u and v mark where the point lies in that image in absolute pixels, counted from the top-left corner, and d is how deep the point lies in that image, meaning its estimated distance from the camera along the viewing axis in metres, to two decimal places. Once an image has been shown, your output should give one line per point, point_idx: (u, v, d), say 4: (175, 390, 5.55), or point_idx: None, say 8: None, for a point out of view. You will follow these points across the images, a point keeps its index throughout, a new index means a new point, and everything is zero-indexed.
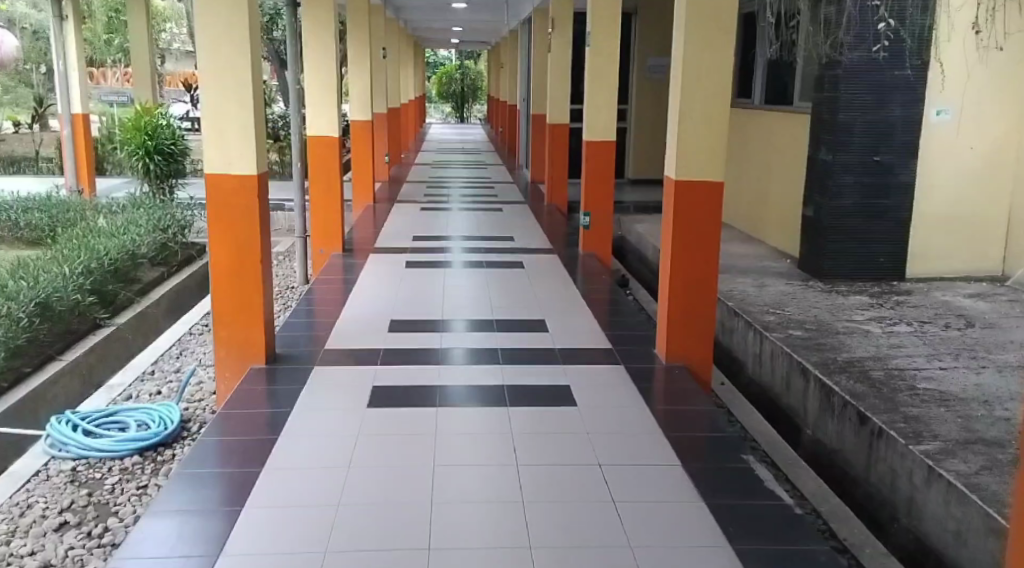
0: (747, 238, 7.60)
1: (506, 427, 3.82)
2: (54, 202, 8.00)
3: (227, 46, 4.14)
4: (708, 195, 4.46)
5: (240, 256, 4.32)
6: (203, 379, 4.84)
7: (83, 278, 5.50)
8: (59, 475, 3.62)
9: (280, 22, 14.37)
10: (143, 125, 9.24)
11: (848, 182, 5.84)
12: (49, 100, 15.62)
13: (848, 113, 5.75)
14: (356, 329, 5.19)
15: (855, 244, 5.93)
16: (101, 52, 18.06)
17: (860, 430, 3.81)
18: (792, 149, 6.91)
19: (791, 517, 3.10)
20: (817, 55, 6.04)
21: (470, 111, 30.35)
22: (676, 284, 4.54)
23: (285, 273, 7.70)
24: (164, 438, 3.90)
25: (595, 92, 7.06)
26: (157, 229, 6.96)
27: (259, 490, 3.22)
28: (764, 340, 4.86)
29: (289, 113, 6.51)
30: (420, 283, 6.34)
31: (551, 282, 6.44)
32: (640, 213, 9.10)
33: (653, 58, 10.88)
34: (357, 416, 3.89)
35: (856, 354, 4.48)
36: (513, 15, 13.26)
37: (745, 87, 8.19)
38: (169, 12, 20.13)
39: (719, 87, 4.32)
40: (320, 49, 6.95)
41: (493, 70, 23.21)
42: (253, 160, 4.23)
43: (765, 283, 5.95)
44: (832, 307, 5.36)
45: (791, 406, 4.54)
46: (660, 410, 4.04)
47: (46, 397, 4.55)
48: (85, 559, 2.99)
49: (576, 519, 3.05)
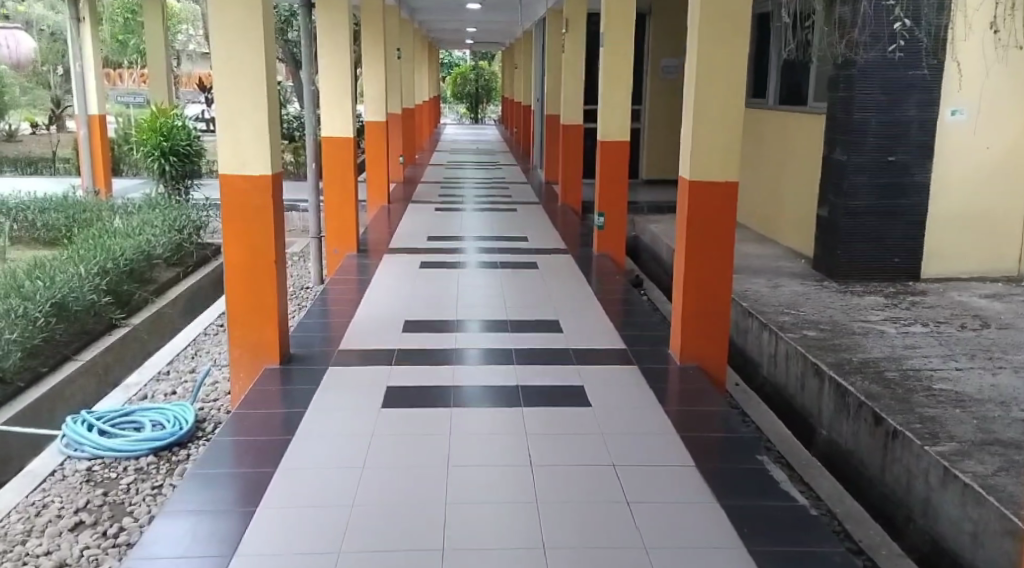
0: (761, 238, 7.56)
1: (520, 427, 3.81)
2: (70, 203, 8.06)
3: (243, 44, 4.13)
4: (722, 196, 4.43)
5: (256, 256, 4.33)
6: (219, 379, 4.86)
7: (99, 278, 5.52)
8: (75, 475, 3.64)
9: (294, 22, 14.54)
10: (158, 125, 9.27)
11: (863, 182, 5.79)
12: (66, 101, 15.71)
13: (863, 113, 5.69)
14: (372, 329, 5.20)
15: (870, 244, 5.88)
16: (118, 53, 18.15)
17: (875, 431, 3.77)
18: (807, 149, 6.87)
19: (807, 518, 3.07)
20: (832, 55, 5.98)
21: (485, 111, 30.44)
22: (689, 284, 4.51)
23: (301, 273, 7.74)
24: (180, 439, 3.91)
25: (609, 93, 7.03)
26: (173, 230, 7.00)
27: (274, 491, 3.22)
28: (779, 341, 4.83)
29: (306, 114, 6.52)
30: (435, 284, 6.35)
31: (566, 283, 6.43)
32: (654, 213, 9.07)
33: (667, 59, 10.84)
34: (372, 416, 3.89)
35: (871, 355, 4.44)
36: (528, 15, 13.26)
37: (759, 88, 8.16)
38: (185, 13, 20.27)
39: (734, 87, 4.29)
40: (333, 50, 6.95)
41: (507, 69, 23.22)
42: (268, 160, 4.23)
43: (780, 283, 5.90)
44: (847, 308, 5.32)
45: (806, 407, 4.51)
46: (674, 410, 4.02)
47: (63, 396, 4.56)
48: (100, 559, 3.00)
49: (591, 520, 3.03)
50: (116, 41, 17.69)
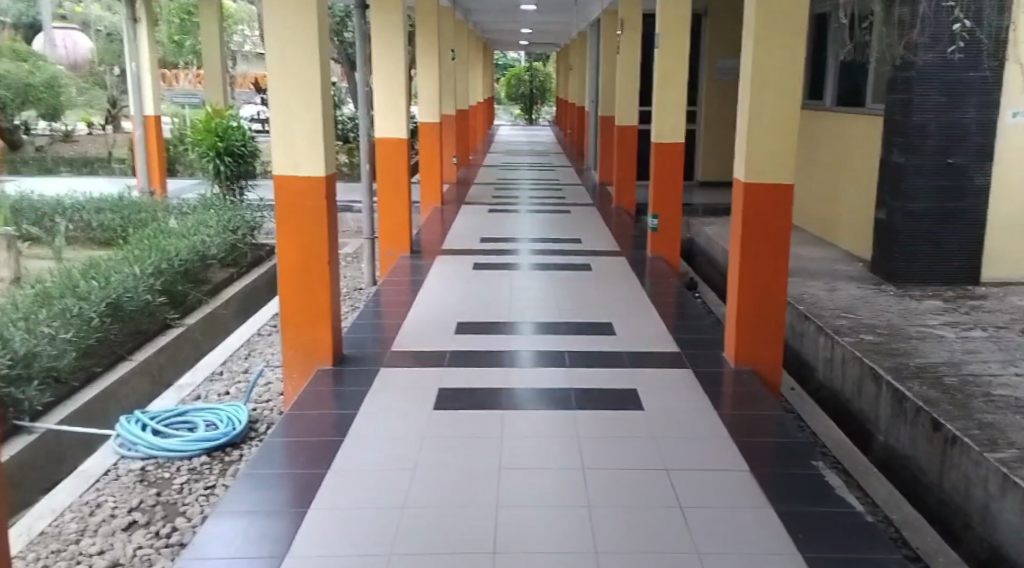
0: (818, 241, 7.31)
1: (572, 431, 3.71)
2: (128, 203, 8.20)
3: (297, 46, 4.12)
4: (781, 197, 4.27)
5: (307, 256, 4.32)
6: (272, 379, 4.86)
7: (153, 279, 5.57)
8: (129, 475, 3.65)
9: (348, 24, 14.61)
10: (213, 126, 9.35)
11: (922, 184, 5.54)
12: (123, 101, 15.99)
13: (922, 114, 5.45)
14: (421, 331, 5.15)
15: (929, 248, 5.63)
16: (178, 55, 18.49)
17: (933, 437, 3.57)
18: (865, 150, 6.62)
19: (866, 526, 2.91)
20: (889, 56, 5.75)
21: (538, 113, 30.34)
22: (744, 286, 4.35)
23: (353, 274, 7.74)
24: (233, 439, 3.91)
25: (663, 93, 6.87)
26: (228, 231, 7.05)
27: (323, 491, 3.18)
28: (835, 345, 4.64)
29: (358, 116, 6.50)
30: (486, 286, 6.28)
31: (619, 285, 6.29)
32: (708, 215, 8.87)
33: (721, 59, 10.62)
34: (421, 418, 3.84)
35: (930, 359, 4.23)
36: (582, 15, 13.13)
37: (816, 88, 7.92)
38: (240, 14, 20.58)
39: (793, 86, 4.12)
40: (386, 51, 6.92)
41: (561, 71, 23.07)
42: (322, 162, 4.21)
43: (836, 287, 5.69)
44: (905, 311, 5.09)
45: (862, 412, 4.31)
46: (728, 415, 3.88)
47: (116, 396, 4.60)
48: (153, 559, 2.99)
49: (643, 525, 2.92)
50: (174, 42, 18.00)
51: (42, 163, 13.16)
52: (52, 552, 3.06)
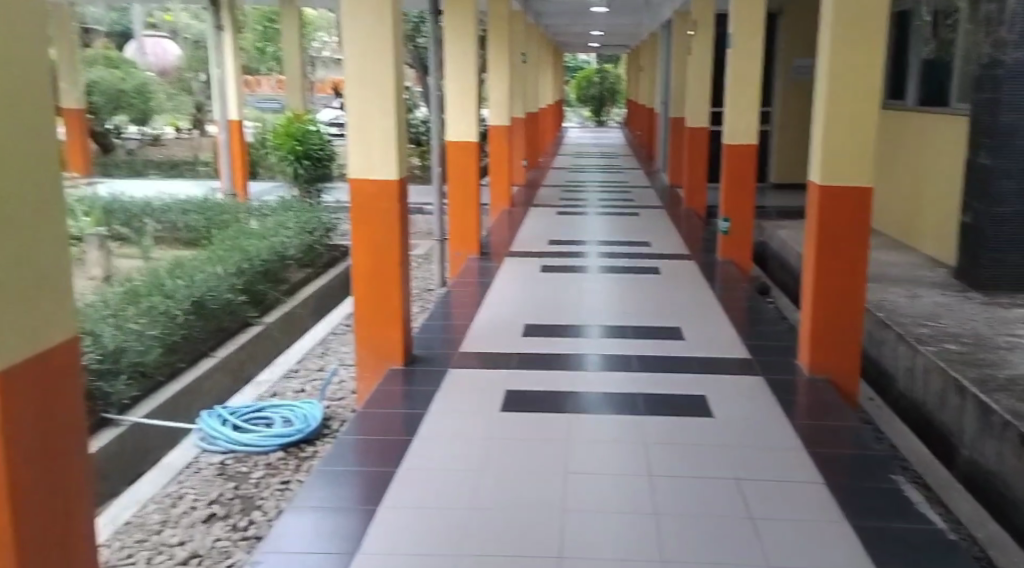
0: (898, 246, 7.09)
1: (640, 437, 3.68)
2: (211, 204, 8.46)
3: (372, 51, 4.19)
4: (859, 201, 4.15)
5: (379, 258, 4.38)
6: (345, 377, 4.95)
7: (235, 278, 5.73)
8: (209, 468, 3.77)
9: (422, 29, 14.81)
10: (293, 131, 9.58)
11: (1011, 187, 5.33)
12: (209, 107, 16.60)
13: (1010, 114, 5.25)
14: (489, 332, 5.18)
15: (1018, 254, 5.41)
16: (259, 61, 19.06)
17: (1022, 454, 3.42)
18: (949, 152, 6.39)
19: (949, 544, 2.80)
20: (977, 53, 5.56)
21: (608, 115, 30.24)
22: (818, 294, 4.24)
23: (423, 275, 7.83)
24: (307, 435, 3.99)
25: (736, 95, 6.76)
26: (305, 232, 7.21)
27: (393, 490, 3.23)
28: (917, 354, 4.48)
29: (431, 119, 6.58)
30: (555, 288, 6.27)
31: (689, 289, 6.21)
32: (782, 218, 8.69)
33: (797, 59, 10.40)
34: (489, 420, 3.86)
35: (1019, 371, 4.05)
36: (653, 17, 13.04)
37: (897, 87, 7.69)
38: (319, 21, 21.18)
39: (873, 87, 4.02)
40: (460, 55, 6.99)
41: (631, 72, 22.97)
42: (394, 165, 4.28)
43: (918, 293, 5.51)
44: (992, 320, 4.89)
45: (946, 424, 4.15)
46: (802, 424, 3.78)
47: (199, 391, 4.75)
48: (230, 551, 3.07)
49: (714, 535, 2.87)
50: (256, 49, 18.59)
51: (130, 165, 13.69)
52: (136, 542, 3.17)
